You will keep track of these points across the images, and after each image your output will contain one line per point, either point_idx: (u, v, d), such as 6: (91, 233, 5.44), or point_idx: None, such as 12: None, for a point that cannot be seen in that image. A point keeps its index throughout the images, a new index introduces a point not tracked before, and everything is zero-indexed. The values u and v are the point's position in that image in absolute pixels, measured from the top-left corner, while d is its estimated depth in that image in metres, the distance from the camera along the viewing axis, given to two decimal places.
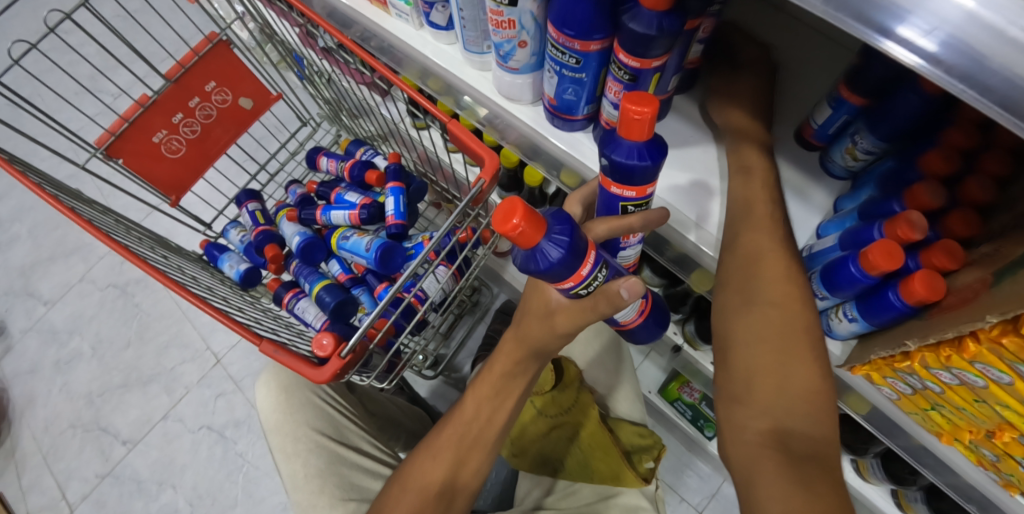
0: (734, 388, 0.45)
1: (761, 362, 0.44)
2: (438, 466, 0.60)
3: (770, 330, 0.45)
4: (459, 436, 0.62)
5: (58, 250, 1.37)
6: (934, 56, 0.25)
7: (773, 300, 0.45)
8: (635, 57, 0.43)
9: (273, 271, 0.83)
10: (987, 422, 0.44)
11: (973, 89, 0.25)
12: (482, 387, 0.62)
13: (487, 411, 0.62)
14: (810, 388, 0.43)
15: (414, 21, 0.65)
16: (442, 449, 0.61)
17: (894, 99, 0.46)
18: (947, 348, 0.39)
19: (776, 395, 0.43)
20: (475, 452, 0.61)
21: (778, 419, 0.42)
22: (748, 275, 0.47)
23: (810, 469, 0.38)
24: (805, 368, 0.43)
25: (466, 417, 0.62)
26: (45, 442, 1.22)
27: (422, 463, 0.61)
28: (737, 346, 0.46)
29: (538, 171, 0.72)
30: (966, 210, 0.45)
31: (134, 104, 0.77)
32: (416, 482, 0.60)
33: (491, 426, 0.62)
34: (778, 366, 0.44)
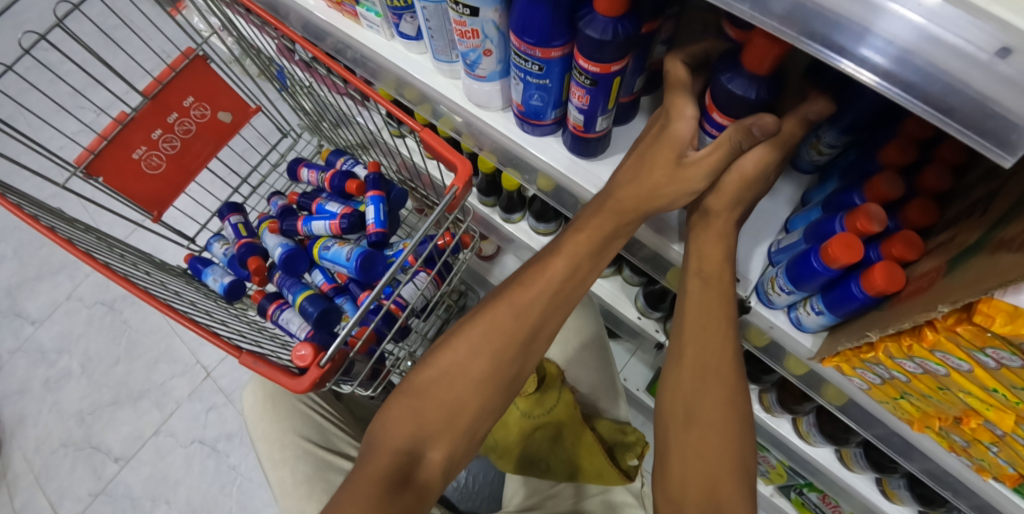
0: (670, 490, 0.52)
1: (696, 471, 0.51)
2: (491, 353, 0.56)
3: (709, 448, 0.51)
4: (517, 319, 0.57)
5: (44, 269, 1.36)
6: (885, 71, 0.28)
7: (711, 422, 0.51)
8: (594, 62, 0.44)
9: (256, 283, 0.84)
10: (954, 408, 0.45)
11: (917, 97, 0.28)
12: (552, 268, 0.56)
13: (553, 296, 0.56)
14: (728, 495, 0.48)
15: (385, 32, 0.66)
16: (496, 335, 0.57)
17: (851, 95, 0.47)
18: (908, 338, 0.40)
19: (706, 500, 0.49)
20: (535, 339, 0.58)
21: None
22: (695, 390, 0.53)
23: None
24: (736, 485, 0.49)
25: (526, 300, 0.56)
26: (37, 462, 1.21)
27: (467, 343, 0.57)
28: (674, 457, 0.53)
29: (514, 177, 0.73)
30: (923, 201, 0.46)
31: (113, 122, 0.77)
32: (462, 364, 0.57)
33: (553, 315, 0.58)
34: (712, 478, 0.49)
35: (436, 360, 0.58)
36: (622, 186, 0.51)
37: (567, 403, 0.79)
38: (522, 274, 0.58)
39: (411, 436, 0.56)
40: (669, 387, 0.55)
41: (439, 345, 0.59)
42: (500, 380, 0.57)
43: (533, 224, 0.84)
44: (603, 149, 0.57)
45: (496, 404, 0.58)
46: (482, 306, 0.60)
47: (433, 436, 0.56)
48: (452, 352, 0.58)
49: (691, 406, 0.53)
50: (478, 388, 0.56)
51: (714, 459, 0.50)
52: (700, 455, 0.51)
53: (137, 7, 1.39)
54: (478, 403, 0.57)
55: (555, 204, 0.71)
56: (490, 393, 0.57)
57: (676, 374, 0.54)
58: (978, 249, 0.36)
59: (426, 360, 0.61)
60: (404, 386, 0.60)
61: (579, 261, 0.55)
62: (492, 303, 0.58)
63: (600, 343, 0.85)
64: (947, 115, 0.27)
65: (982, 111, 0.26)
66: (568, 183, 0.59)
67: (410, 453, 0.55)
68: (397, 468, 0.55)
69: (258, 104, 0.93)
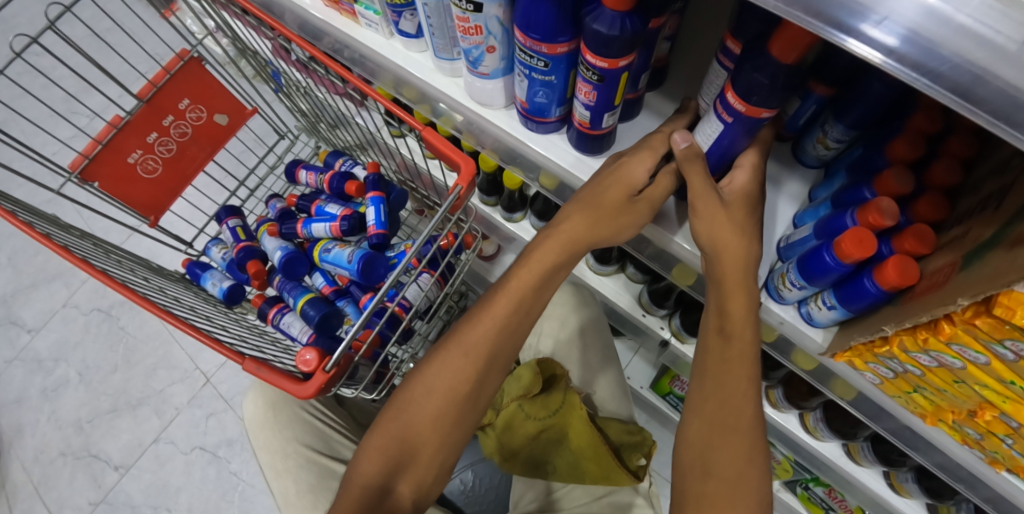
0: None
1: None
2: (446, 390, 0.58)
3: (725, 500, 0.50)
4: (470, 351, 0.58)
5: (39, 276, 1.35)
6: (890, 48, 0.28)
7: (727, 473, 0.50)
8: (601, 57, 0.43)
9: (256, 287, 0.82)
10: (968, 402, 0.45)
11: (924, 77, 0.28)
12: (497, 307, 0.58)
13: (500, 330, 0.58)
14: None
15: (384, 30, 0.65)
16: (451, 371, 0.58)
17: (859, 88, 0.47)
18: (924, 331, 0.40)
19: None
20: (488, 372, 0.59)
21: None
22: (712, 439, 0.52)
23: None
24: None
25: (475, 338, 0.58)
26: (36, 472, 1.20)
27: (425, 380, 0.59)
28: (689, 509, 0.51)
29: (516, 176, 0.73)
30: (934, 194, 0.46)
31: (108, 126, 0.76)
32: (422, 396, 0.58)
33: (503, 349, 0.59)
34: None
35: (396, 399, 0.60)
36: (590, 205, 0.53)
37: (571, 403, 0.77)
38: (473, 311, 0.60)
39: (377, 475, 0.57)
40: (684, 437, 0.54)
41: (401, 384, 0.61)
42: (458, 415, 0.58)
43: (535, 223, 0.83)
44: (609, 146, 0.57)
45: (456, 438, 0.60)
46: (439, 343, 0.62)
47: (399, 473, 0.57)
48: (411, 391, 0.59)
49: (706, 455, 0.52)
50: (436, 424, 0.58)
51: (731, 512, 0.49)
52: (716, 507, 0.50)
53: (129, 10, 1.37)
54: (438, 437, 0.58)
55: (559, 202, 0.71)
56: (449, 428, 0.58)
57: (690, 424, 0.54)
58: (996, 243, 0.35)
59: (391, 399, 0.62)
60: (372, 426, 0.61)
61: (522, 299, 0.58)
62: (446, 340, 0.60)
63: (605, 341, 0.86)
64: (977, 105, 0.27)
65: (1009, 101, 0.26)
66: (573, 180, 0.59)
67: (376, 493, 0.56)
68: (363, 509, 0.55)
69: (254, 107, 0.92)
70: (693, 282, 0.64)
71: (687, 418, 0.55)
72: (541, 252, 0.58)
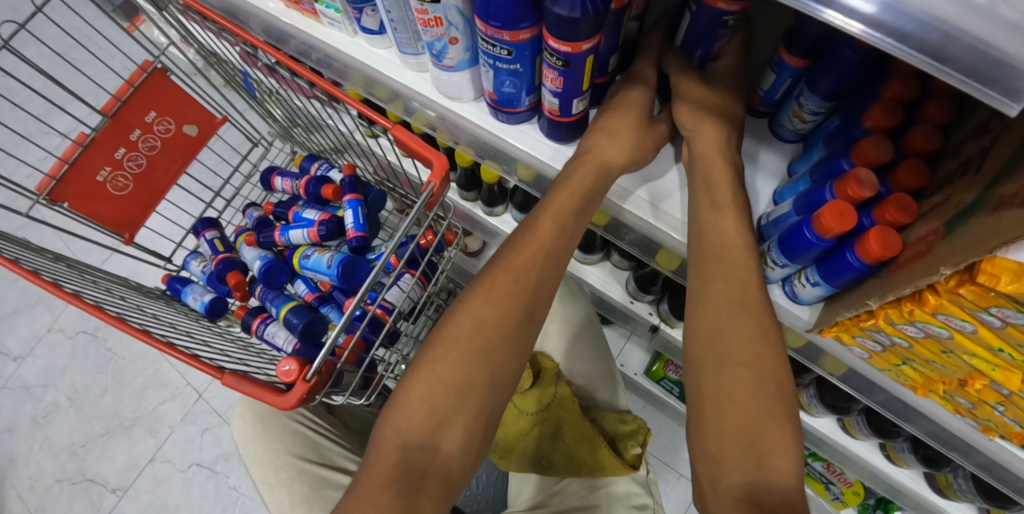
0: (706, 442, 0.48)
1: (732, 416, 0.47)
2: (496, 324, 0.53)
3: (742, 391, 0.47)
4: (517, 280, 0.53)
5: (21, 302, 1.32)
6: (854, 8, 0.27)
7: (743, 362, 0.48)
8: (564, 41, 0.42)
9: (238, 298, 0.81)
10: (958, 371, 0.44)
11: (891, 37, 0.27)
12: (541, 230, 0.54)
13: (546, 257, 0.54)
14: (779, 443, 0.45)
15: (347, 29, 0.63)
16: (501, 300, 0.53)
17: (830, 57, 0.47)
18: (909, 303, 0.39)
19: (745, 453, 0.45)
20: (536, 302, 0.54)
21: (754, 480, 0.44)
22: (726, 354, 0.48)
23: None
24: (776, 430, 0.46)
25: (522, 263, 0.53)
26: (32, 500, 1.18)
27: (471, 314, 0.53)
28: (708, 401, 0.49)
29: (493, 169, 0.72)
30: (914, 161, 0.45)
31: (72, 144, 0.74)
32: (470, 332, 0.53)
33: (548, 278, 0.55)
34: (752, 425, 0.46)
35: (439, 338, 0.54)
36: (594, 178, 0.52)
37: (563, 397, 0.77)
38: (514, 238, 0.56)
39: (424, 426, 0.52)
40: (694, 332, 0.51)
41: (441, 323, 0.55)
42: (506, 353, 0.53)
43: (516, 215, 0.82)
44: (581, 133, 0.56)
45: (506, 376, 0.54)
46: (480, 275, 0.56)
47: (448, 421, 0.52)
48: (456, 327, 0.54)
49: (720, 342, 0.49)
50: (484, 364, 0.53)
51: (754, 408, 0.46)
52: (738, 398, 0.47)
53: (93, 26, 1.34)
54: (486, 379, 0.53)
55: (536, 193, 0.70)
56: (498, 367, 0.53)
57: (698, 317, 0.50)
58: (978, 208, 0.35)
59: (428, 342, 0.57)
60: (409, 372, 0.55)
61: (567, 219, 0.53)
62: (490, 269, 0.55)
63: (594, 332, 0.84)
64: (946, 64, 0.26)
65: (980, 58, 0.25)
66: (547, 169, 0.58)
67: (423, 444, 0.52)
68: (408, 465, 0.51)
69: (224, 115, 0.90)
70: (677, 267, 0.64)
71: (696, 315, 0.51)
72: (573, 172, 0.53)
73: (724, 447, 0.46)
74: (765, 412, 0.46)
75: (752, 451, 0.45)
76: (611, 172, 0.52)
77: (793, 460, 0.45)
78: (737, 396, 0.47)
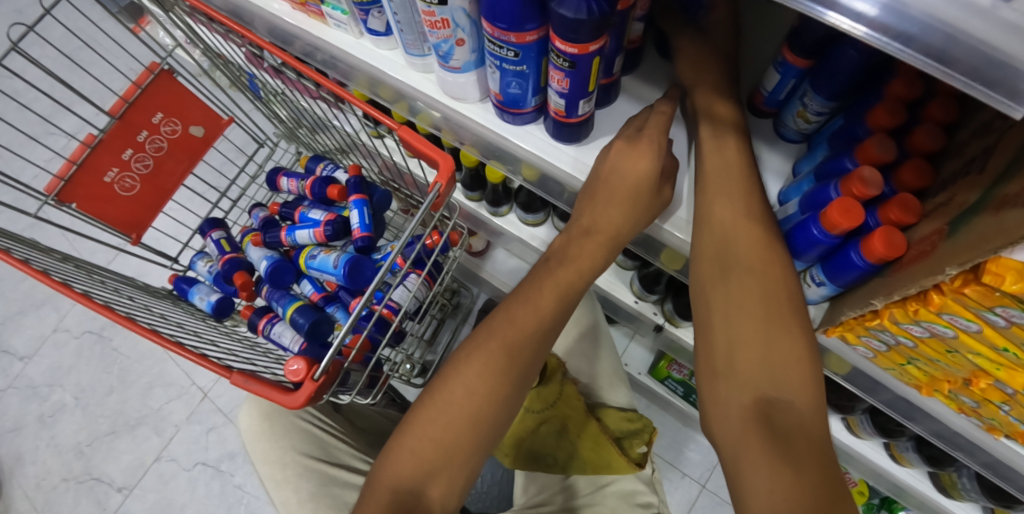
0: (716, 359, 0.51)
1: (742, 325, 0.50)
2: (488, 396, 0.55)
3: (750, 298, 0.50)
4: (513, 355, 0.56)
5: (27, 302, 1.32)
6: (863, 13, 0.27)
7: (750, 271, 0.50)
8: (571, 43, 0.42)
9: (245, 298, 0.82)
10: (962, 370, 0.45)
11: (897, 41, 0.27)
12: (543, 304, 0.56)
13: (543, 333, 0.56)
14: (791, 355, 0.47)
15: (353, 30, 0.64)
16: (494, 371, 0.55)
17: (834, 57, 0.47)
18: (914, 302, 0.40)
19: (757, 356, 0.48)
20: (529, 374, 0.57)
21: (762, 392, 0.48)
22: (732, 266, 0.51)
23: (800, 448, 0.44)
24: (787, 332, 0.48)
25: (520, 338, 0.56)
26: (38, 499, 1.19)
27: (463, 384, 0.55)
28: (718, 319, 0.51)
29: (498, 170, 0.72)
30: (918, 161, 0.45)
31: (80, 146, 0.74)
32: (463, 401, 0.55)
33: (542, 352, 0.57)
34: (762, 332, 0.48)
35: (432, 400, 0.56)
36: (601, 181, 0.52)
37: (569, 396, 0.78)
38: (512, 309, 0.58)
39: (412, 477, 0.53)
40: (700, 258, 0.52)
41: (434, 385, 0.57)
42: (494, 422, 0.55)
43: (521, 216, 0.83)
44: (587, 133, 0.56)
45: (489, 443, 0.56)
46: (472, 344, 0.59)
47: (436, 474, 0.53)
48: (450, 389, 0.56)
49: (726, 260, 0.51)
50: (472, 430, 0.54)
51: (763, 322, 0.49)
52: (746, 314, 0.50)
53: (99, 27, 1.35)
54: (472, 445, 0.54)
55: (542, 193, 0.70)
56: (484, 435, 0.55)
57: (701, 240, 0.52)
58: (981, 208, 0.35)
59: (418, 399, 0.58)
60: (402, 426, 0.57)
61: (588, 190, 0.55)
62: (487, 336, 0.57)
63: (601, 332, 0.84)
64: (951, 67, 0.26)
65: (983, 61, 0.26)
66: (552, 169, 0.58)
67: (411, 490, 0.52)
68: (398, 504, 0.51)
69: (230, 116, 0.90)
70: (681, 266, 0.64)
71: (701, 240, 0.52)
72: (583, 250, 0.56)
73: (737, 353, 0.49)
74: (776, 318, 0.48)
75: (765, 355, 0.48)
76: (626, 234, 0.54)
77: (806, 364, 0.47)
78: (747, 307, 0.50)
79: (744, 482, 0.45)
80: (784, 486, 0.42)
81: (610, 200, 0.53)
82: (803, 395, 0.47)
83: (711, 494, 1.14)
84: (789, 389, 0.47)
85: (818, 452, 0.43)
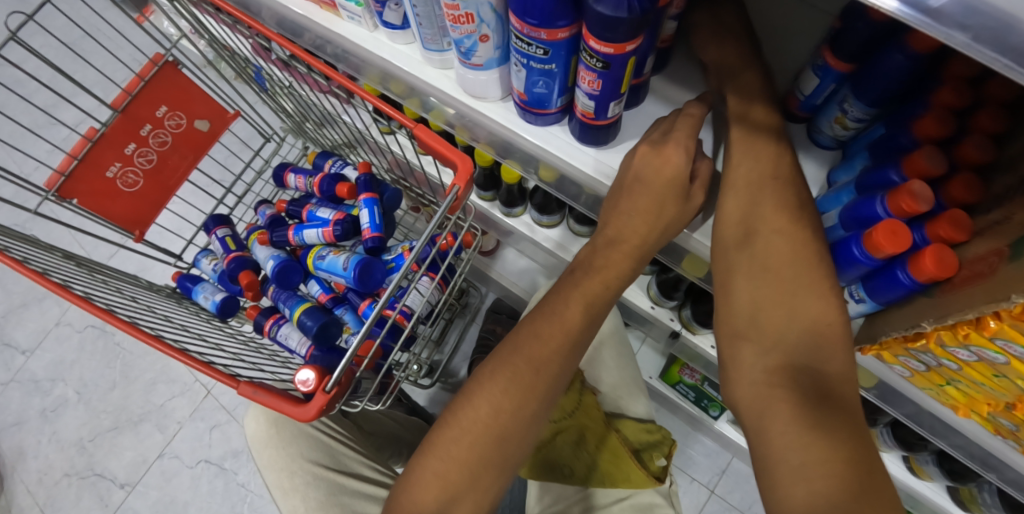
0: (739, 322, 0.50)
1: (770, 288, 0.48)
2: (514, 412, 0.53)
3: (777, 259, 0.48)
4: (538, 371, 0.53)
5: (29, 296, 1.30)
6: (963, 25, 0.24)
7: (779, 229, 0.48)
8: (606, 42, 0.40)
9: (250, 298, 0.79)
10: (1006, 394, 0.42)
11: (1007, 56, 0.24)
12: (570, 317, 0.54)
13: (571, 347, 0.54)
14: (820, 317, 0.46)
15: (368, 23, 0.61)
16: (519, 390, 0.53)
17: (879, 61, 0.44)
18: (965, 326, 0.37)
19: (785, 317, 0.47)
20: (557, 388, 0.55)
21: (787, 354, 0.47)
22: (760, 224, 0.49)
23: (832, 414, 0.41)
24: (815, 295, 0.46)
25: (546, 354, 0.53)
26: (41, 494, 1.18)
27: (489, 401, 0.53)
28: (742, 280, 0.50)
29: (514, 169, 0.69)
30: (968, 174, 0.43)
31: (81, 140, 0.72)
32: (488, 420, 0.53)
33: (570, 366, 0.55)
34: (789, 292, 0.47)
35: (456, 418, 0.54)
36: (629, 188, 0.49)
37: (590, 406, 0.77)
38: (536, 321, 0.55)
39: (436, 502, 0.52)
40: (723, 224, 0.50)
41: (457, 400, 0.56)
42: (521, 438, 0.54)
43: (536, 217, 0.80)
44: (613, 136, 0.53)
45: (516, 459, 0.54)
46: (495, 358, 0.56)
47: (461, 498, 0.52)
48: (473, 410, 0.54)
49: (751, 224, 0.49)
50: (499, 448, 0.53)
51: (790, 286, 0.47)
52: (772, 278, 0.48)
53: (102, 16, 1.32)
54: (498, 463, 0.53)
55: (560, 195, 0.67)
56: (509, 454, 0.53)
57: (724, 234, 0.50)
58: None
59: (442, 416, 0.57)
60: (425, 446, 0.56)
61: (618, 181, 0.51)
62: (511, 353, 0.55)
63: (619, 338, 0.82)
64: None
65: None
66: (573, 171, 0.55)
67: None
68: None
69: (236, 109, 0.88)
70: (704, 274, 0.61)
71: (725, 207, 0.51)
72: (609, 260, 0.54)
73: (762, 314, 0.48)
74: (804, 279, 0.46)
75: (793, 315, 0.47)
76: (649, 246, 0.52)
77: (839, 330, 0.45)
78: (774, 269, 0.48)
79: (768, 447, 0.43)
80: (818, 454, 0.39)
81: (634, 210, 0.50)
82: (835, 364, 0.45)
83: (720, 499, 1.13)
84: (819, 355, 0.45)
85: (851, 420, 0.41)
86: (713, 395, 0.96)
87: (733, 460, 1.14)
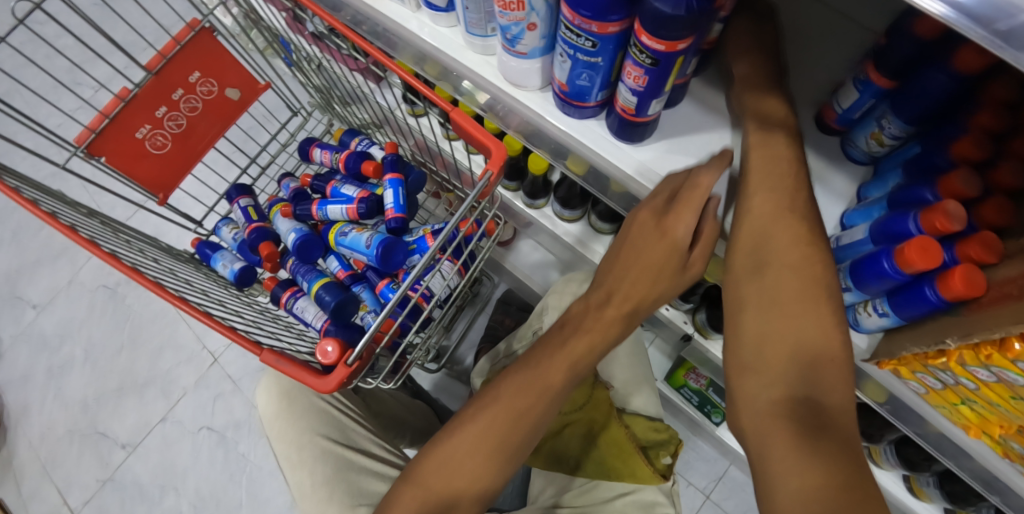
0: (745, 350, 0.47)
1: (777, 319, 0.46)
2: (528, 410, 0.55)
3: (787, 289, 0.46)
4: (558, 376, 0.55)
5: (43, 253, 1.31)
6: None
7: (790, 256, 0.46)
8: (658, 39, 0.40)
9: (268, 269, 0.80)
10: (1021, 417, 0.43)
11: None
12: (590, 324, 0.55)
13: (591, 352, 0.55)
14: (826, 350, 0.44)
15: (411, 3, 0.61)
16: (536, 390, 0.55)
17: (922, 78, 0.45)
18: (989, 347, 0.38)
19: (794, 349, 0.45)
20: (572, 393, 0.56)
21: (792, 388, 0.44)
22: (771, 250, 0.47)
23: (831, 446, 0.40)
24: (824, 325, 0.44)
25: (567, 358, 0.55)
26: (42, 450, 1.19)
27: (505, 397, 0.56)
28: (749, 312, 0.48)
29: (543, 159, 0.69)
30: (1000, 198, 0.43)
31: (113, 99, 0.72)
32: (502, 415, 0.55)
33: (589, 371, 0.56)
34: (798, 325, 0.45)
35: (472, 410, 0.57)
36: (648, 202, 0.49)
37: (602, 401, 0.78)
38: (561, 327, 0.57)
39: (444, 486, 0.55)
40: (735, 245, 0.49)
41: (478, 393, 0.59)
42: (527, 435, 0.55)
43: (558, 210, 0.80)
44: (649, 134, 0.53)
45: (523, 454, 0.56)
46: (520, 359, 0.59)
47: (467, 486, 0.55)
48: (471, 422, 0.56)
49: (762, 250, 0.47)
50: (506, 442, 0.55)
51: (799, 313, 0.45)
52: (780, 305, 0.46)
53: None
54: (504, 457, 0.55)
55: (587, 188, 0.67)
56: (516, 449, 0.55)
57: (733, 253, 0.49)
58: None
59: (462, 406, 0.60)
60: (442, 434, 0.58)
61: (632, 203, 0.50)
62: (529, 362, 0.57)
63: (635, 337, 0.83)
64: None
65: None
66: (606, 166, 0.55)
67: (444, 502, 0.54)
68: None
69: (267, 81, 0.88)
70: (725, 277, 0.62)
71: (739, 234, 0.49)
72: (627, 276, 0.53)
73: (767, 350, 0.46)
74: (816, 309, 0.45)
75: (801, 347, 0.45)
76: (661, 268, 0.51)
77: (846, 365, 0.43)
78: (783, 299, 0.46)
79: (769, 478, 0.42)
80: (808, 481, 0.39)
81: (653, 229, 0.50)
82: (836, 399, 0.43)
83: (714, 505, 1.14)
84: (826, 389, 0.43)
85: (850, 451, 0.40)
86: (717, 402, 0.97)
87: (730, 467, 1.15)
